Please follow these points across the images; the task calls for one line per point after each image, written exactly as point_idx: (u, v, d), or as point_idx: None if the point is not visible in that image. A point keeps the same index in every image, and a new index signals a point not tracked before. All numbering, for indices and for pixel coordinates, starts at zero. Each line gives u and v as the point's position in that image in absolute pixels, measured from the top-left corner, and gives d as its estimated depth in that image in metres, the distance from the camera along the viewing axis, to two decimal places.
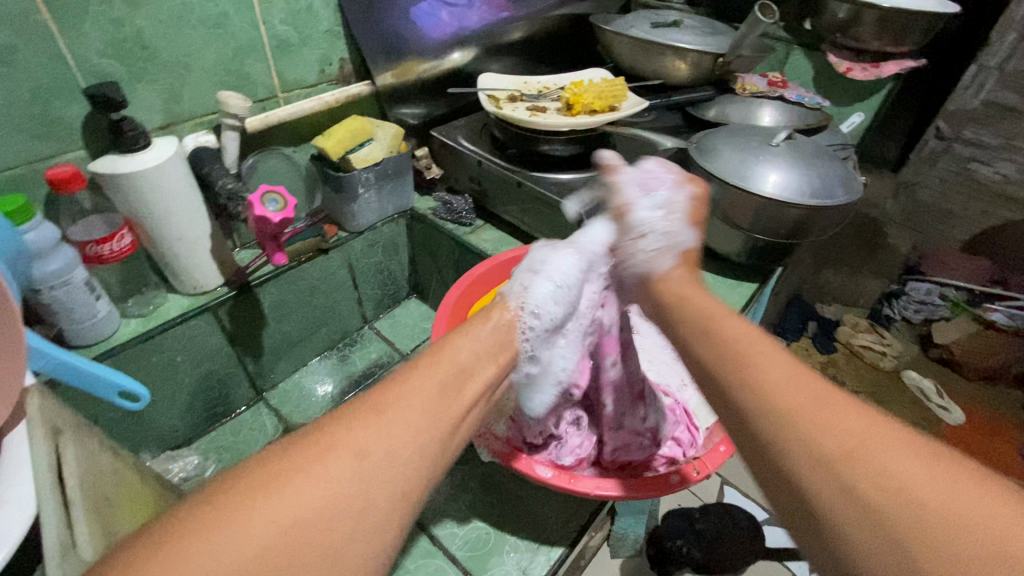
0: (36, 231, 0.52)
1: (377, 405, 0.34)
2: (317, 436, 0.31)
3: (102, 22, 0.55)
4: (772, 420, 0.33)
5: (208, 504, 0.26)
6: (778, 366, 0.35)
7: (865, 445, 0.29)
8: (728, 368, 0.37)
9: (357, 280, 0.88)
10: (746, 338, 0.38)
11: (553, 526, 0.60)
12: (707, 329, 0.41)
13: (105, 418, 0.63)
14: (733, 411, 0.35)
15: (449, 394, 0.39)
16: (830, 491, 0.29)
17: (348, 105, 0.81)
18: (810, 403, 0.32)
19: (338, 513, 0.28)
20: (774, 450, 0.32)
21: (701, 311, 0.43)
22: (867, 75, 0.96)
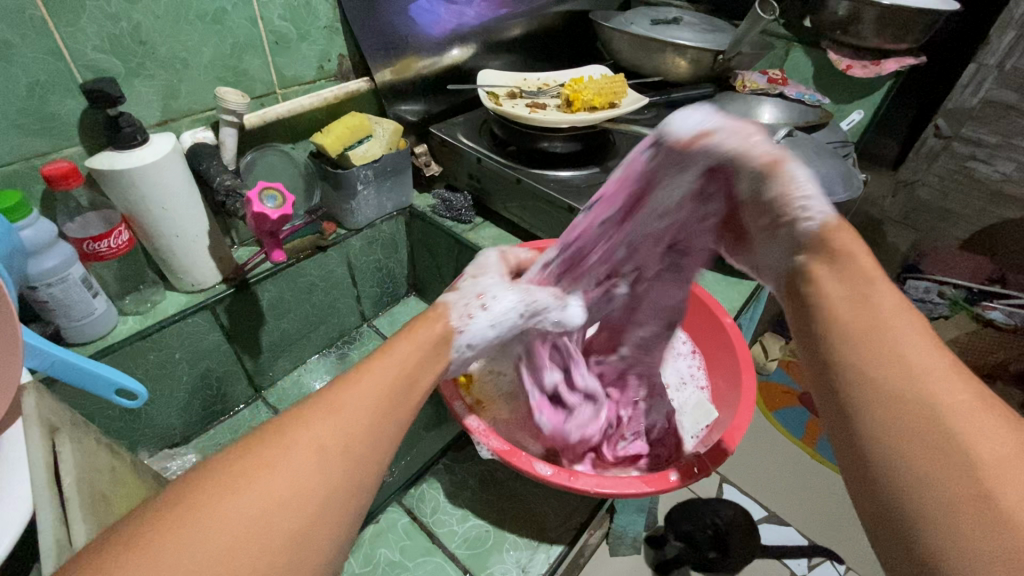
0: (32, 228, 0.52)
1: (332, 401, 0.33)
2: (275, 432, 0.30)
3: (99, 18, 0.55)
4: (887, 407, 0.30)
5: (173, 502, 0.26)
6: (924, 356, 0.31)
7: (1007, 458, 0.26)
8: (863, 347, 0.33)
9: (355, 278, 0.88)
10: (897, 313, 0.34)
11: (553, 524, 0.60)
12: (844, 301, 0.36)
13: (102, 416, 0.63)
14: (833, 389, 0.34)
15: (400, 389, 0.37)
16: (958, 488, 0.26)
17: (347, 101, 0.80)
18: (944, 388, 0.30)
19: (302, 505, 0.28)
20: (875, 425, 0.30)
21: (858, 271, 0.37)
22: (867, 73, 0.95)
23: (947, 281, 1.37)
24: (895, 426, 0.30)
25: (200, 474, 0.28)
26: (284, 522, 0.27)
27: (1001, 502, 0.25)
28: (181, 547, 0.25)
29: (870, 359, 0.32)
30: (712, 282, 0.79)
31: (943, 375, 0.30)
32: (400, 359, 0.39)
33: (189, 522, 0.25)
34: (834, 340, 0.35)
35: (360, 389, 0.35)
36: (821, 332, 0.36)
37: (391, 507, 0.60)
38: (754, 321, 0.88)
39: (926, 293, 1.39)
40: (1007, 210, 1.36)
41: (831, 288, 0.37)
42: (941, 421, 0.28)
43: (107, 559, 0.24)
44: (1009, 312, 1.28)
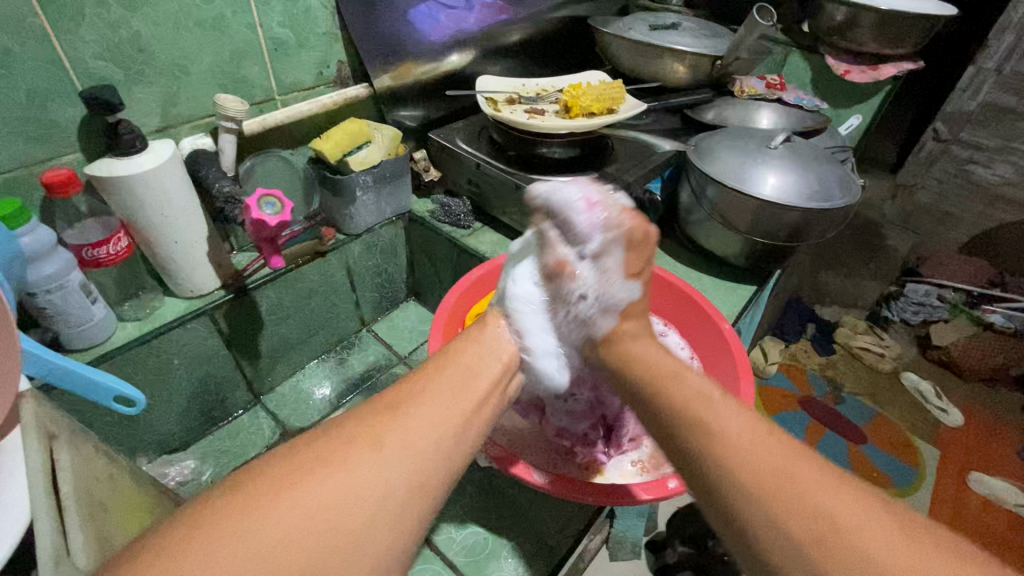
0: (32, 235, 0.52)
1: (390, 403, 0.36)
2: (340, 429, 0.33)
3: (99, 25, 0.55)
4: (744, 495, 0.30)
5: (252, 482, 0.29)
6: (742, 433, 0.32)
7: (841, 526, 0.27)
8: (708, 447, 0.33)
9: (354, 283, 0.88)
10: (709, 404, 0.35)
11: (552, 531, 0.60)
12: (674, 397, 0.37)
13: (100, 422, 0.63)
14: (697, 480, 0.33)
15: (459, 395, 0.39)
16: None
17: (346, 107, 0.80)
18: (769, 476, 0.30)
19: (357, 501, 0.29)
20: (738, 526, 0.30)
21: (661, 373, 0.39)
22: (865, 77, 0.96)
23: (946, 284, 1.36)
24: (754, 516, 0.29)
25: (274, 459, 0.31)
26: (341, 515, 0.29)
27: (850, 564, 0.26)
28: (247, 529, 0.26)
29: (705, 452, 0.33)
30: (711, 287, 0.79)
31: (767, 450, 0.31)
32: (461, 363, 0.42)
33: (262, 503, 0.28)
34: (683, 437, 0.34)
35: (418, 396, 0.37)
36: (671, 436, 0.36)
37: None
38: (754, 324, 0.87)
39: (926, 296, 1.38)
40: (1008, 213, 1.36)
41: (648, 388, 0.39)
42: (793, 499, 0.29)
43: (189, 530, 0.26)
44: (1009, 315, 1.27)
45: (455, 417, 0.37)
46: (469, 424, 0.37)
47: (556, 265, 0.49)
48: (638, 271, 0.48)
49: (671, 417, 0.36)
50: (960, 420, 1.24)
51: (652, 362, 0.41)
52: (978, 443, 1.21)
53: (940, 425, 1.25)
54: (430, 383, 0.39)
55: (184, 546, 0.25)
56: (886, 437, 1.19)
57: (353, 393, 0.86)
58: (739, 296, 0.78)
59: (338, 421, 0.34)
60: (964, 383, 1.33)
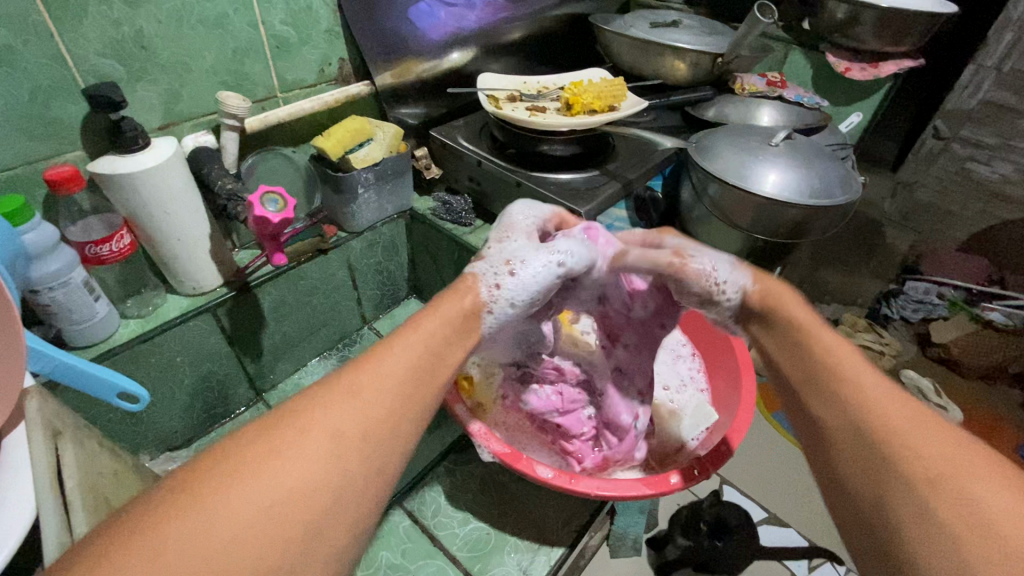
0: (35, 231, 0.52)
1: (350, 385, 0.33)
2: (289, 418, 0.31)
3: (101, 22, 0.55)
4: (864, 432, 0.33)
5: (192, 482, 0.27)
6: (875, 387, 0.36)
7: (955, 471, 0.29)
8: (823, 397, 0.37)
9: (356, 280, 0.88)
10: (843, 359, 0.38)
11: (555, 526, 0.60)
12: (806, 348, 0.40)
13: (103, 419, 0.63)
14: (812, 420, 0.37)
15: (425, 381, 0.37)
16: (908, 513, 0.29)
17: (347, 105, 0.81)
18: (902, 420, 0.33)
19: (311, 493, 0.28)
20: (845, 459, 0.34)
21: (796, 326, 0.42)
22: (866, 75, 0.95)
23: (946, 283, 1.38)
24: (872, 452, 0.32)
25: (218, 453, 0.28)
26: (294, 510, 0.27)
27: (949, 493, 0.29)
28: (196, 523, 0.25)
29: (827, 395, 0.37)
30: None
31: (894, 403, 0.34)
32: (430, 341, 0.39)
33: (203, 503, 0.26)
34: (807, 384, 0.39)
35: (377, 376, 0.34)
36: (791, 384, 0.40)
37: (392, 510, 0.60)
38: None
39: (925, 294, 1.40)
40: (1007, 211, 1.37)
41: (775, 344, 0.43)
42: (912, 438, 0.32)
43: (121, 538, 0.24)
44: (1009, 313, 1.28)
45: (418, 404, 0.35)
46: (425, 405, 0.36)
47: (667, 259, 0.47)
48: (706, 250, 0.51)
49: (799, 366, 0.40)
50: (961, 418, 1.24)
51: (798, 318, 0.42)
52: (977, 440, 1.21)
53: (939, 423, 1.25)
54: (392, 359, 0.36)
55: (110, 556, 0.23)
56: None
57: None
58: None
59: (286, 407, 0.32)
60: (964, 380, 1.34)
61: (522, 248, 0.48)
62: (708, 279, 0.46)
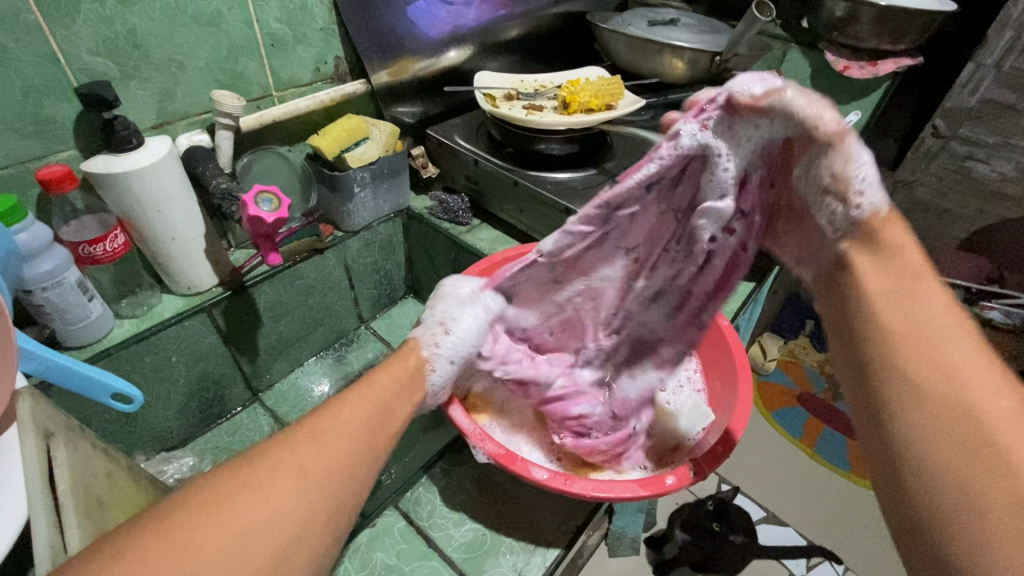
0: (29, 232, 0.52)
1: (312, 429, 0.33)
2: (256, 458, 0.31)
3: (94, 21, 0.55)
4: (962, 412, 0.30)
5: (167, 515, 0.27)
6: (973, 362, 0.31)
7: None
8: (909, 359, 0.32)
9: (353, 280, 0.88)
10: (941, 321, 0.32)
11: (551, 527, 0.60)
12: (895, 293, 0.33)
13: (98, 419, 0.63)
14: (887, 383, 0.32)
15: (381, 426, 0.37)
16: (1000, 510, 0.27)
17: (343, 104, 0.80)
18: (1006, 410, 0.29)
19: (277, 529, 0.28)
20: (922, 433, 0.30)
21: (908, 269, 0.34)
22: (864, 72, 0.94)
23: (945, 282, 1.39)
24: (963, 425, 0.30)
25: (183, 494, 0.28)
26: (260, 544, 0.27)
27: None
28: (164, 559, 0.25)
29: (926, 362, 0.32)
30: None
31: (993, 384, 0.31)
32: (382, 391, 0.39)
33: (177, 541, 0.26)
34: (889, 339, 0.33)
35: (336, 419, 0.35)
36: (860, 334, 0.34)
37: (388, 511, 0.60)
38: (753, 321, 0.88)
39: None
40: (1007, 209, 1.36)
41: (866, 276, 0.34)
42: (1017, 430, 0.29)
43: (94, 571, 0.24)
44: (1008, 311, 1.26)
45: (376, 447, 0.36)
46: (380, 441, 0.36)
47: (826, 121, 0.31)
48: None
49: (881, 312, 0.33)
50: None
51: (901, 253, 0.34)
52: None
53: None
54: (353, 404, 0.37)
55: None
56: None
57: None
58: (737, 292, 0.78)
59: (257, 448, 0.32)
60: None
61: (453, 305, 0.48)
62: (845, 178, 0.32)
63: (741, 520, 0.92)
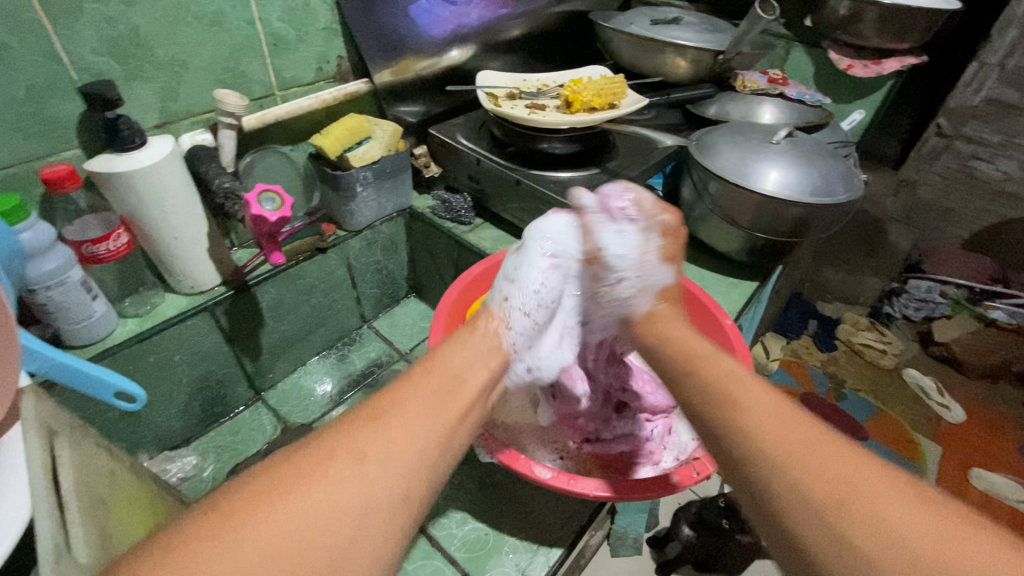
0: (32, 231, 0.52)
1: (371, 411, 0.33)
2: (312, 443, 0.31)
3: (97, 20, 0.55)
4: (762, 457, 0.31)
5: (229, 500, 0.27)
6: (764, 405, 0.34)
7: (856, 488, 0.28)
8: (716, 420, 0.35)
9: (356, 280, 0.88)
10: (731, 381, 0.36)
11: (554, 527, 0.60)
12: (698, 375, 0.39)
13: (102, 418, 0.63)
14: (719, 451, 0.34)
15: (446, 401, 0.37)
16: (822, 543, 0.27)
17: (346, 103, 0.80)
18: (797, 441, 0.31)
19: (340, 517, 0.28)
20: (752, 485, 0.31)
21: (693, 353, 0.41)
22: (868, 72, 0.95)
23: (948, 281, 1.35)
24: (776, 478, 0.30)
25: (244, 482, 0.28)
26: (322, 533, 0.27)
27: (848, 511, 0.27)
28: (218, 553, 0.25)
29: (724, 422, 0.34)
30: (711, 284, 0.79)
31: (785, 420, 0.32)
32: (449, 365, 0.40)
33: (242, 532, 0.26)
34: (704, 410, 0.36)
35: (401, 403, 0.34)
36: (694, 412, 0.37)
37: None
38: (756, 322, 0.87)
39: (927, 293, 1.38)
40: (1009, 209, 1.37)
41: (677, 365, 0.41)
42: (813, 460, 0.30)
43: (153, 562, 0.24)
44: (1011, 311, 1.25)
45: (442, 425, 0.35)
46: (452, 425, 0.36)
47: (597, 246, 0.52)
48: (671, 257, 0.52)
49: (698, 392, 0.37)
50: (963, 416, 1.25)
51: (686, 345, 0.43)
52: (979, 440, 1.21)
53: (941, 422, 1.25)
54: (426, 386, 0.37)
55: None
56: (887, 434, 1.20)
57: (355, 390, 0.86)
58: (739, 292, 0.78)
59: (321, 430, 0.32)
60: (966, 379, 1.35)
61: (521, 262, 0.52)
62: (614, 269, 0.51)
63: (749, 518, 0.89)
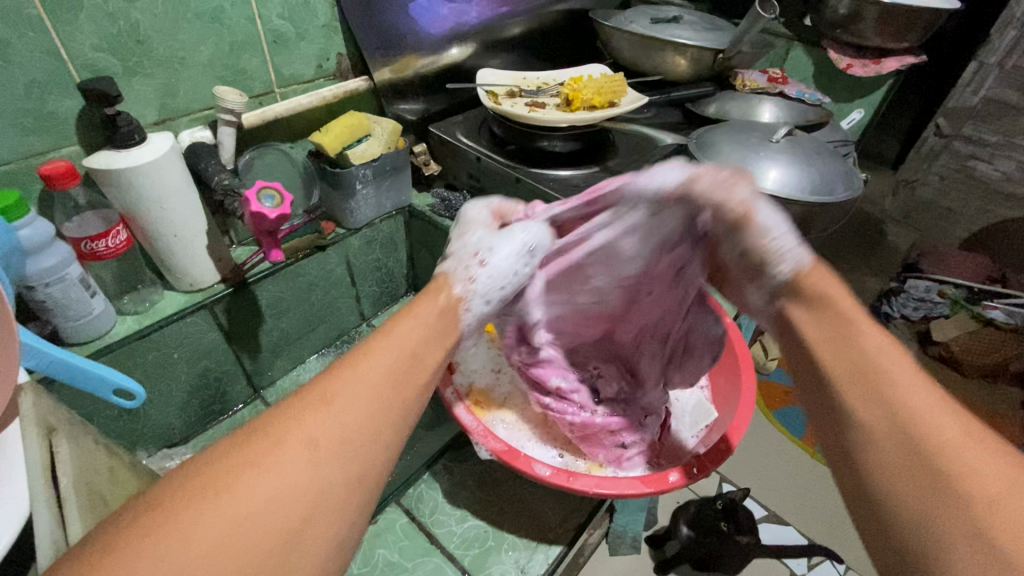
0: (30, 227, 0.52)
1: (323, 394, 0.32)
2: (261, 429, 0.30)
3: (97, 16, 0.55)
4: (909, 442, 0.31)
5: (171, 495, 0.26)
6: (918, 392, 0.33)
7: (1006, 494, 0.28)
8: (857, 392, 0.34)
9: (355, 278, 0.88)
10: (886, 360, 0.35)
11: (553, 525, 0.60)
12: (836, 340, 0.37)
13: (100, 415, 0.62)
14: (843, 422, 0.34)
15: (403, 380, 0.36)
16: (957, 535, 0.28)
17: (346, 101, 0.80)
18: (950, 436, 0.31)
19: (294, 502, 0.28)
20: (881, 466, 0.32)
21: (842, 315, 0.38)
22: (868, 71, 0.95)
23: (947, 280, 1.36)
24: (923, 466, 0.30)
25: (185, 475, 0.27)
26: (271, 523, 0.27)
27: (992, 513, 0.27)
28: (160, 546, 0.24)
29: (866, 396, 0.34)
30: None
31: (941, 412, 0.32)
32: (406, 342, 0.38)
33: (184, 529, 0.25)
34: (841, 380, 0.35)
35: (353, 383, 0.33)
36: (813, 375, 0.38)
37: (390, 507, 0.60)
38: None
39: (926, 292, 1.37)
40: (1008, 208, 1.37)
41: (815, 326, 0.39)
42: (966, 456, 0.30)
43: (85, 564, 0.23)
44: (1010, 311, 1.27)
45: (396, 407, 0.34)
46: (405, 405, 0.35)
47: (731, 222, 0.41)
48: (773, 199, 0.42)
49: (825, 357, 0.37)
50: None
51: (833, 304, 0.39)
52: None
53: None
54: (380, 359, 0.36)
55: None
56: None
57: None
58: None
59: (268, 415, 0.31)
60: (964, 379, 1.34)
61: (486, 237, 0.49)
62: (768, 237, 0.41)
63: (749, 521, 0.87)
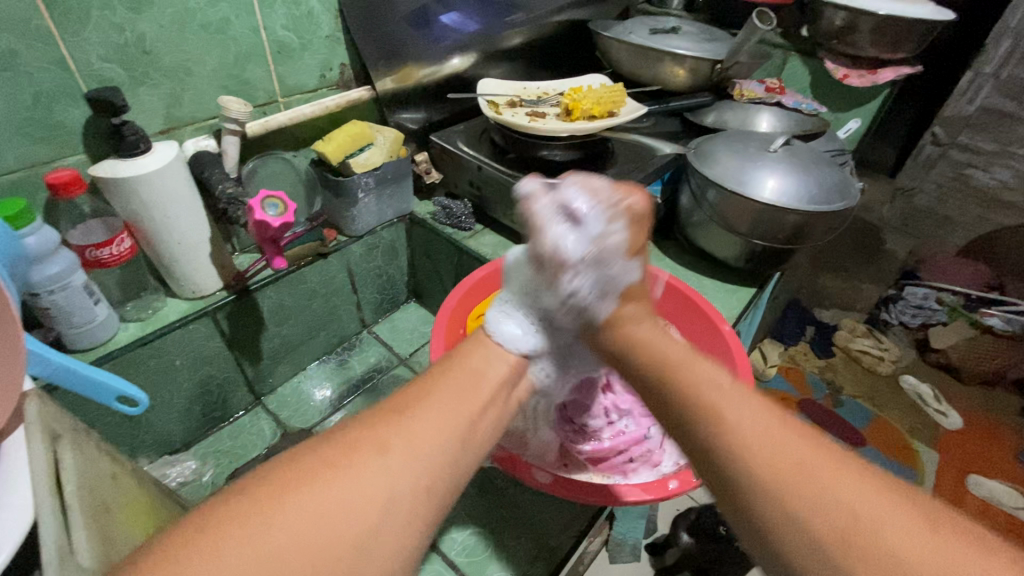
0: (37, 235, 0.52)
1: (395, 407, 0.35)
2: (340, 434, 0.32)
3: (104, 27, 0.55)
4: (754, 468, 0.32)
5: (260, 486, 0.28)
6: (749, 416, 0.34)
7: (845, 497, 0.29)
8: (705, 426, 0.35)
9: (356, 285, 0.88)
10: (710, 383, 0.36)
11: (553, 533, 0.60)
12: (682, 389, 0.37)
13: (102, 422, 0.63)
14: (709, 459, 0.34)
15: (469, 395, 0.38)
16: (812, 551, 0.28)
17: (348, 110, 0.81)
18: (785, 455, 0.31)
19: (366, 502, 0.29)
20: (743, 489, 0.32)
21: (669, 357, 0.40)
22: (863, 81, 0.97)
23: (945, 288, 1.37)
24: (765, 487, 0.31)
25: (275, 471, 0.29)
26: (343, 522, 0.28)
27: (837, 523, 0.28)
28: (248, 534, 0.26)
29: (709, 433, 0.34)
30: (709, 291, 0.79)
31: (768, 428, 0.33)
32: (472, 364, 0.41)
33: (267, 519, 0.27)
34: (689, 415, 0.36)
35: (424, 400, 0.36)
36: (672, 405, 0.37)
37: None
38: (755, 324, 0.88)
39: (924, 300, 1.39)
40: (1005, 216, 1.38)
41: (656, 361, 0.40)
42: (804, 473, 0.30)
43: (186, 537, 0.25)
44: (1007, 318, 1.28)
45: (463, 422, 0.36)
46: (471, 420, 0.36)
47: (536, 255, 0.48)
48: (638, 250, 0.47)
49: (683, 397, 0.37)
50: (960, 423, 1.26)
51: (659, 347, 0.41)
52: (974, 447, 1.22)
53: (938, 428, 1.26)
54: (446, 384, 0.38)
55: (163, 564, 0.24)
56: (885, 441, 1.21)
57: (354, 395, 0.87)
58: (738, 298, 0.78)
59: (346, 426, 0.33)
60: (964, 386, 1.36)
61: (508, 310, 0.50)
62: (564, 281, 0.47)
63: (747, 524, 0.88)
